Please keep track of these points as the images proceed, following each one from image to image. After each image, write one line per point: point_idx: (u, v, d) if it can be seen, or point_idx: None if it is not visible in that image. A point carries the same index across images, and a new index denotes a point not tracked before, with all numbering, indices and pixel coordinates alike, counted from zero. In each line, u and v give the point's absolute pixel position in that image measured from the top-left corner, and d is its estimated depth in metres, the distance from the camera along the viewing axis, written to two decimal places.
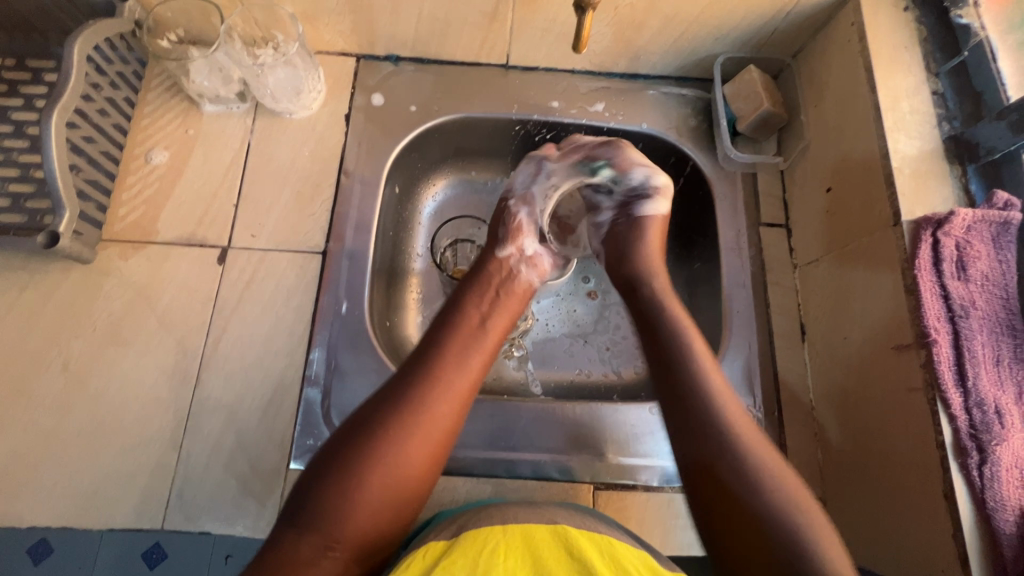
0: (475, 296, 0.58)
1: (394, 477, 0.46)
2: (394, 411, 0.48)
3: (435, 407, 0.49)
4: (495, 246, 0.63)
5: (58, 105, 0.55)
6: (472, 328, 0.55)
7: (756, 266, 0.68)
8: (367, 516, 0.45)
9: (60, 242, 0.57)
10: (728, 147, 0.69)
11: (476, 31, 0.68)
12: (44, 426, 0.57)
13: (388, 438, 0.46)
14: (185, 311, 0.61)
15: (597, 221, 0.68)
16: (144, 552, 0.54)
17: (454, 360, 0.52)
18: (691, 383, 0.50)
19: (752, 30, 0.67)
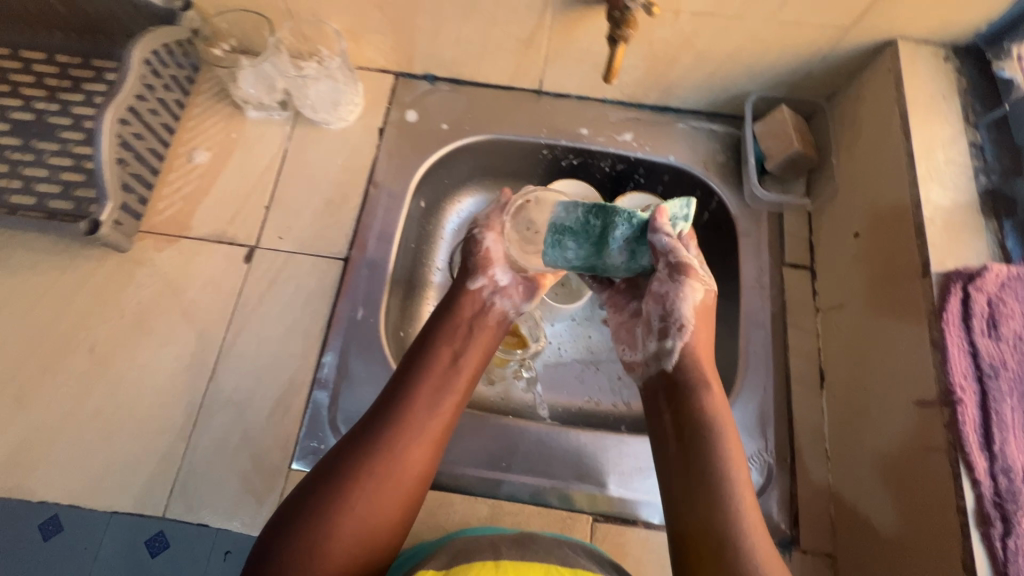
0: (452, 333, 0.58)
1: (370, 526, 0.47)
2: (364, 457, 0.49)
3: (406, 452, 0.50)
4: (465, 277, 0.62)
5: (113, 103, 0.59)
6: (444, 364, 0.56)
7: (777, 307, 0.66)
8: (354, 551, 0.46)
9: (100, 230, 0.60)
10: (752, 181, 0.69)
11: (512, 56, 0.70)
12: (64, 404, 0.59)
13: (369, 480, 0.48)
14: (209, 305, 0.64)
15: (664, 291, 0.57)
16: (145, 543, 0.54)
17: (429, 400, 0.53)
18: (712, 474, 0.49)
19: (787, 71, 0.67)
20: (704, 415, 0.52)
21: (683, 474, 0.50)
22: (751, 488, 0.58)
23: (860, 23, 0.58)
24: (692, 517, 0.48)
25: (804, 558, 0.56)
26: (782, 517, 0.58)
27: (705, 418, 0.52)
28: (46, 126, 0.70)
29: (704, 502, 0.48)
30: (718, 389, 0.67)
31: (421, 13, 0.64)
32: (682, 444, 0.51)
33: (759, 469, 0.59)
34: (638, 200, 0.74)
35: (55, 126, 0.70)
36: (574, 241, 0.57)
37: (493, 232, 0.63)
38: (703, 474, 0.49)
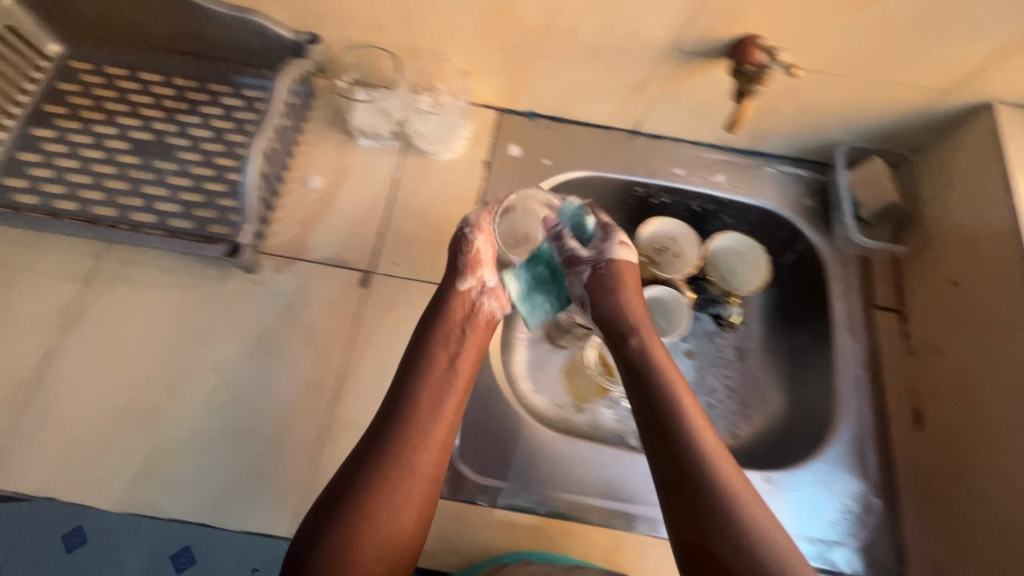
0: (448, 339, 0.60)
1: (389, 531, 0.50)
2: (376, 466, 0.52)
3: (411, 456, 0.53)
4: (455, 277, 0.63)
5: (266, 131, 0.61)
6: (442, 369, 0.58)
7: (870, 348, 0.69)
8: (380, 557, 0.49)
9: (242, 254, 0.62)
10: (852, 229, 0.71)
11: (618, 99, 0.73)
12: (193, 422, 0.60)
13: (380, 490, 0.51)
14: (329, 328, 0.65)
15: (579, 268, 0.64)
16: (168, 555, 0.55)
17: (426, 406, 0.56)
18: (697, 473, 0.50)
19: (881, 125, 0.71)
20: (672, 404, 0.54)
21: (662, 470, 0.52)
22: (856, 525, 0.61)
23: (961, 87, 0.63)
24: (681, 511, 0.50)
25: None
26: (887, 553, 0.60)
27: (676, 408, 0.54)
28: (165, 146, 0.73)
29: (693, 493, 0.50)
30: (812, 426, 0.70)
31: (542, 57, 0.68)
32: (656, 439, 0.53)
33: (864, 507, 0.62)
34: (732, 239, 0.76)
35: (174, 147, 0.73)
36: (547, 296, 0.68)
37: (483, 234, 0.65)
38: (681, 465, 0.51)
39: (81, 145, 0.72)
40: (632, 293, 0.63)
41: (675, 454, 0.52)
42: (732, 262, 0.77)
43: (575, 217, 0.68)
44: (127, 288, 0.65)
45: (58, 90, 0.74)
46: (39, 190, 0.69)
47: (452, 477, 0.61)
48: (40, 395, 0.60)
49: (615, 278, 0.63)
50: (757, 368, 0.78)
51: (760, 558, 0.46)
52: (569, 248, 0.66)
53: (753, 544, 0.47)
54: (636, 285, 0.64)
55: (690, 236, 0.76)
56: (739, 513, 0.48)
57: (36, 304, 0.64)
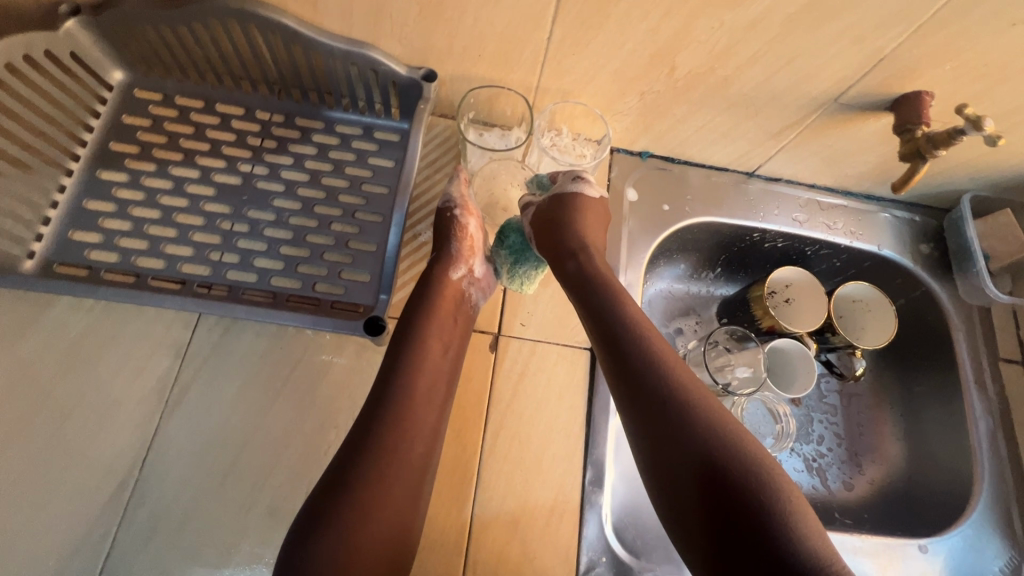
0: (435, 322, 0.56)
1: (399, 487, 0.46)
2: (384, 422, 0.48)
3: (418, 415, 0.50)
4: (445, 265, 0.59)
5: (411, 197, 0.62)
6: (435, 358, 0.54)
7: (1001, 403, 0.69)
8: (385, 531, 0.44)
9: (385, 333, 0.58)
10: (989, 286, 0.70)
11: (746, 144, 0.70)
12: None
13: (376, 478, 0.45)
14: (462, 399, 0.60)
15: (530, 205, 0.64)
16: None
17: (422, 395, 0.51)
18: (665, 387, 0.47)
19: (1011, 176, 0.69)
20: (631, 325, 0.52)
21: (637, 409, 0.47)
22: None
23: None
24: (662, 449, 0.45)
25: None
26: None
27: (634, 327, 0.52)
28: (256, 192, 0.65)
29: (674, 424, 0.45)
30: (943, 482, 0.69)
31: (681, 103, 0.63)
32: (620, 365, 0.50)
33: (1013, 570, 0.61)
34: (855, 290, 0.74)
35: (266, 193, 0.65)
36: (524, 262, 0.63)
37: (472, 217, 0.63)
38: (656, 398, 0.47)
39: (159, 192, 0.63)
40: (587, 228, 0.61)
41: (651, 388, 0.48)
42: (847, 311, 0.76)
43: (537, 179, 0.66)
44: (232, 360, 0.58)
45: (126, 126, 0.65)
46: (116, 246, 0.60)
47: (609, 566, 0.55)
48: (143, 493, 0.52)
49: (557, 207, 0.61)
50: (866, 414, 0.77)
51: (742, 456, 0.42)
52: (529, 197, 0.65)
53: (735, 445, 0.43)
54: (599, 231, 0.63)
55: (812, 285, 0.74)
56: (725, 438, 0.43)
57: (128, 382, 0.56)
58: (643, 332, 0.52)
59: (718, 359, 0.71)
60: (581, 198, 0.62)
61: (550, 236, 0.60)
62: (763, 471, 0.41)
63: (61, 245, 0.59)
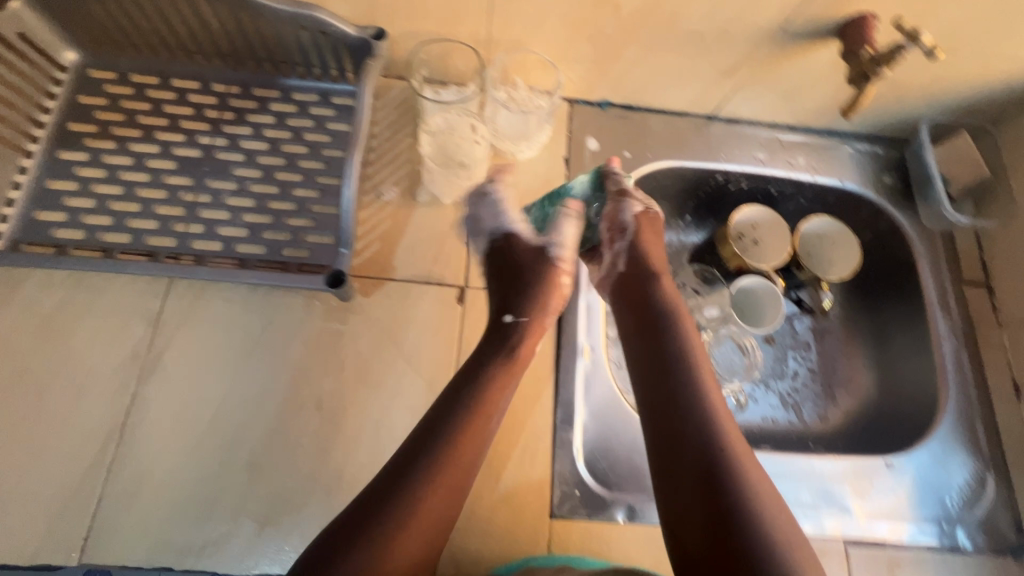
0: (496, 383, 0.52)
1: (435, 515, 0.45)
2: (437, 445, 0.47)
3: (465, 442, 0.48)
4: (520, 305, 0.57)
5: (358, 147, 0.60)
6: (495, 388, 0.52)
7: (965, 323, 0.70)
8: (412, 556, 0.43)
9: (343, 284, 0.58)
10: (948, 209, 0.71)
11: (702, 84, 0.70)
12: (300, 469, 0.55)
13: (394, 547, 0.42)
14: (431, 350, 0.61)
15: (633, 200, 0.61)
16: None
17: (461, 467, 0.47)
18: (701, 427, 0.46)
19: (968, 98, 0.70)
20: (683, 359, 0.51)
21: (669, 436, 0.47)
22: (972, 499, 0.62)
23: None
24: (678, 480, 0.45)
25: None
26: (1007, 525, 0.62)
27: (686, 361, 0.51)
28: (217, 163, 0.65)
29: (698, 463, 0.45)
30: (911, 404, 0.71)
31: (632, 45, 0.63)
32: (660, 387, 0.49)
33: (977, 480, 0.63)
34: (818, 223, 0.75)
35: (227, 163, 0.65)
36: None
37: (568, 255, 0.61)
38: (687, 433, 0.46)
39: (120, 168, 0.64)
40: (658, 251, 0.61)
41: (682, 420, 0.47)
42: (816, 248, 0.75)
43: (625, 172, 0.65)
44: (203, 326, 0.59)
45: (82, 106, 0.66)
46: (81, 223, 0.61)
47: (582, 499, 0.57)
48: (124, 456, 0.54)
49: (649, 222, 0.61)
50: (839, 348, 0.78)
51: (762, 527, 0.42)
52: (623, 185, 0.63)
53: (762, 515, 0.42)
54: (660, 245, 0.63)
55: (777, 222, 0.75)
56: (751, 500, 0.43)
57: (102, 352, 0.57)
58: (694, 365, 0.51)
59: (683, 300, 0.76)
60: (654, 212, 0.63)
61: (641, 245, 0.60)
62: (772, 543, 0.41)
63: (27, 226, 0.60)
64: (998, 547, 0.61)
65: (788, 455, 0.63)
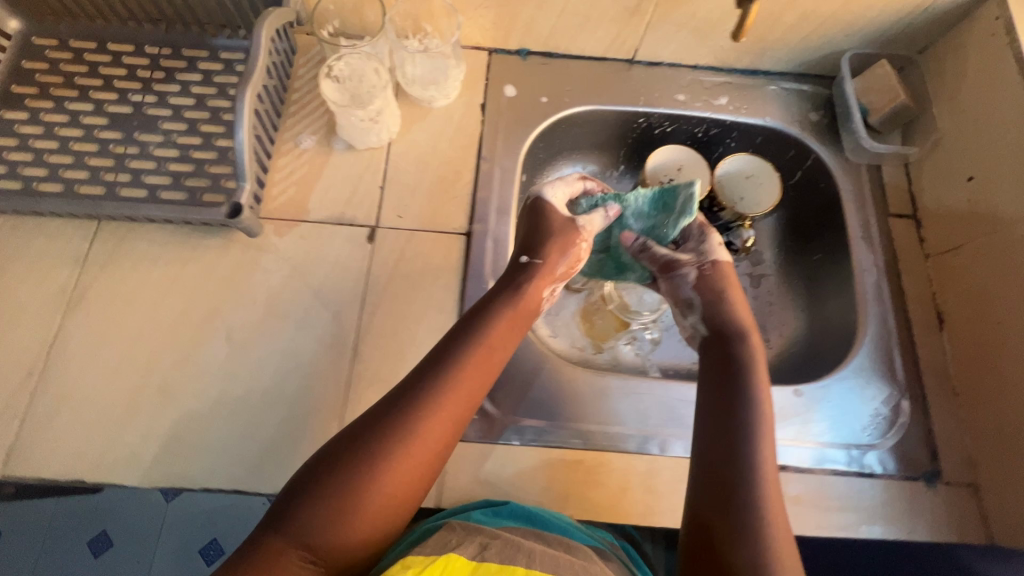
0: (501, 319, 0.55)
1: (432, 446, 0.47)
2: (442, 380, 0.50)
3: (465, 379, 0.51)
4: (533, 266, 0.60)
5: (249, 83, 0.56)
6: (499, 336, 0.55)
7: (888, 255, 0.69)
8: (400, 479, 0.45)
9: (240, 215, 0.59)
10: (866, 138, 0.70)
11: (613, 26, 0.71)
12: (208, 393, 0.58)
13: (390, 451, 0.45)
14: (339, 285, 0.63)
15: (682, 269, 0.64)
16: (87, 541, 0.53)
17: (463, 388, 0.50)
18: (746, 436, 0.50)
19: (886, 25, 0.68)
20: (749, 380, 0.54)
21: (712, 431, 0.51)
22: (887, 428, 0.61)
23: None
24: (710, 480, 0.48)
25: (948, 489, 0.59)
26: (922, 453, 0.60)
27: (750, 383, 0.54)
28: (145, 118, 0.69)
29: (735, 483, 0.47)
30: (833, 340, 0.69)
31: None
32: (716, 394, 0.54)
33: (894, 410, 0.62)
34: (739, 160, 0.75)
35: (155, 118, 0.69)
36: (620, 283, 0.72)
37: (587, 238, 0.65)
38: (732, 449, 0.49)
39: (57, 125, 0.68)
40: (730, 296, 0.62)
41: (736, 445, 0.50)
42: (745, 188, 0.75)
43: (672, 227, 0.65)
44: (124, 264, 0.63)
45: (26, 70, 0.71)
46: (19, 174, 0.66)
47: (478, 423, 0.59)
48: (46, 381, 0.58)
49: (711, 276, 0.63)
50: (769, 292, 0.78)
51: (767, 532, 0.44)
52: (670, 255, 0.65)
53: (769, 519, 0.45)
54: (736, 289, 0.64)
55: (698, 160, 0.75)
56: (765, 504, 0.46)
57: (33, 289, 0.61)
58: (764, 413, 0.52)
59: None
60: (716, 263, 0.64)
61: (702, 303, 0.62)
62: (768, 536, 0.44)
63: None
64: (911, 475, 0.59)
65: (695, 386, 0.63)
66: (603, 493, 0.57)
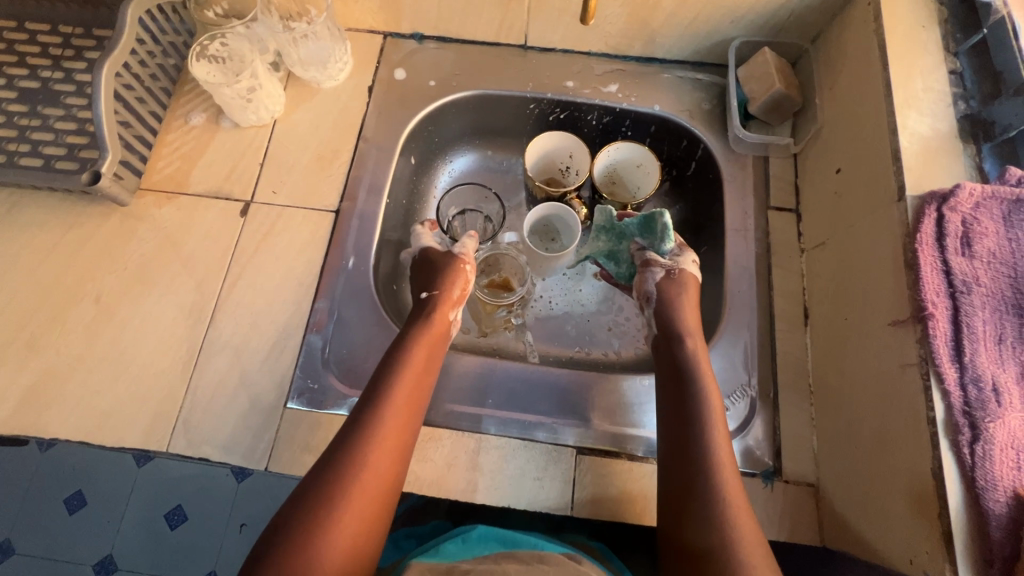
0: (420, 347, 0.59)
1: (386, 454, 0.51)
2: (375, 398, 0.54)
3: (396, 391, 0.55)
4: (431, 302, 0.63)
5: (108, 59, 0.61)
6: (423, 349, 0.59)
7: (762, 249, 0.67)
8: (367, 489, 0.49)
9: (100, 181, 0.63)
10: (738, 127, 0.69)
11: (495, 10, 0.71)
12: (70, 351, 0.62)
13: (351, 467, 0.49)
14: (207, 256, 0.66)
15: (652, 266, 0.67)
16: (61, 498, 0.57)
17: (399, 403, 0.54)
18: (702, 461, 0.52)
19: (770, 12, 0.66)
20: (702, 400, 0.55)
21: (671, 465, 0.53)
22: (733, 422, 0.60)
23: None
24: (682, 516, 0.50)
25: (787, 487, 0.57)
26: (765, 449, 0.59)
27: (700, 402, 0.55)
28: (50, 93, 0.73)
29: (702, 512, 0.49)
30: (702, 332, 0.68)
31: None
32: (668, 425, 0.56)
33: (742, 404, 0.61)
34: (623, 148, 0.73)
35: (59, 93, 0.73)
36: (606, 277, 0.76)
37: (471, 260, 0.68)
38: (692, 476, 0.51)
39: None
40: (687, 306, 0.64)
41: (691, 475, 0.51)
42: (636, 178, 0.76)
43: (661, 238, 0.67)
44: (12, 229, 0.67)
45: None
46: None
47: (316, 391, 0.61)
48: None
49: (676, 287, 0.65)
50: None
51: (743, 553, 0.46)
52: (648, 255, 0.68)
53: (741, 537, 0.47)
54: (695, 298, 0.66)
55: (580, 146, 0.75)
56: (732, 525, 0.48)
57: None
58: (712, 433, 0.53)
59: (479, 225, 0.78)
60: (683, 271, 0.66)
61: (658, 305, 0.65)
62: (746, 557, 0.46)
63: None
64: (750, 470, 0.58)
65: (539, 368, 0.63)
66: (429, 469, 0.58)
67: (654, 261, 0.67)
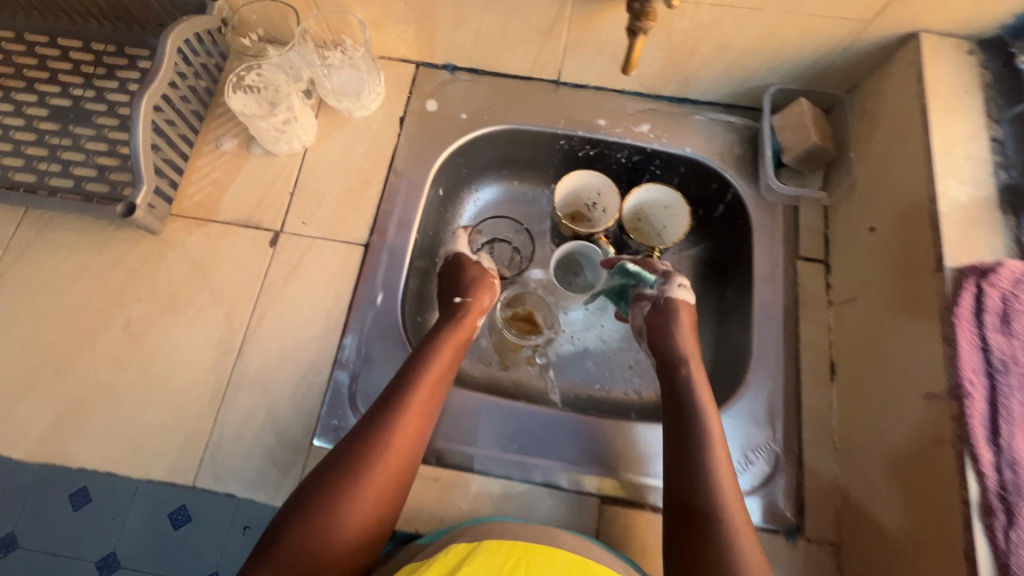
0: (447, 342, 0.60)
1: (406, 439, 0.53)
2: (404, 382, 0.56)
3: (423, 380, 0.56)
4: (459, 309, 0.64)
5: (147, 90, 0.61)
6: (451, 344, 0.60)
7: (790, 299, 0.67)
8: (384, 470, 0.51)
9: (134, 213, 0.63)
10: (770, 177, 0.69)
11: (531, 47, 0.70)
12: (98, 379, 0.62)
13: (372, 445, 0.51)
14: (236, 287, 0.66)
15: (642, 296, 0.68)
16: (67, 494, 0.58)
17: (423, 392, 0.56)
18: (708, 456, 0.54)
19: (808, 62, 0.66)
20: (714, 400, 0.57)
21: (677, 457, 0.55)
22: (757, 476, 0.60)
23: (882, 16, 0.58)
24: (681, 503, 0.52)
25: (809, 545, 0.58)
26: (788, 505, 0.59)
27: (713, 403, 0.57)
28: (82, 112, 0.73)
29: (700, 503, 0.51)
30: (726, 380, 0.68)
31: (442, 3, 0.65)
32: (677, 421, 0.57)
33: (766, 458, 0.61)
34: (651, 190, 0.73)
35: (91, 112, 0.73)
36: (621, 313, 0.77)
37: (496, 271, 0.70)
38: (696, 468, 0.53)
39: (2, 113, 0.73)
40: (686, 331, 0.64)
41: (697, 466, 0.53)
42: (662, 219, 0.75)
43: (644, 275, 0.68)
44: (42, 251, 0.67)
45: None
46: None
47: (341, 428, 0.61)
48: None
49: (659, 317, 0.65)
50: None
51: (737, 546, 0.48)
52: (639, 288, 0.69)
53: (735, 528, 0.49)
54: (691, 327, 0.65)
55: (611, 189, 0.74)
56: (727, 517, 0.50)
57: None
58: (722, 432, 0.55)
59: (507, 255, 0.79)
60: (672, 299, 0.65)
61: (648, 336, 0.66)
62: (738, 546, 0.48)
63: None
64: (773, 526, 0.58)
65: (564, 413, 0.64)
66: (454, 513, 0.58)
67: (642, 295, 0.68)
